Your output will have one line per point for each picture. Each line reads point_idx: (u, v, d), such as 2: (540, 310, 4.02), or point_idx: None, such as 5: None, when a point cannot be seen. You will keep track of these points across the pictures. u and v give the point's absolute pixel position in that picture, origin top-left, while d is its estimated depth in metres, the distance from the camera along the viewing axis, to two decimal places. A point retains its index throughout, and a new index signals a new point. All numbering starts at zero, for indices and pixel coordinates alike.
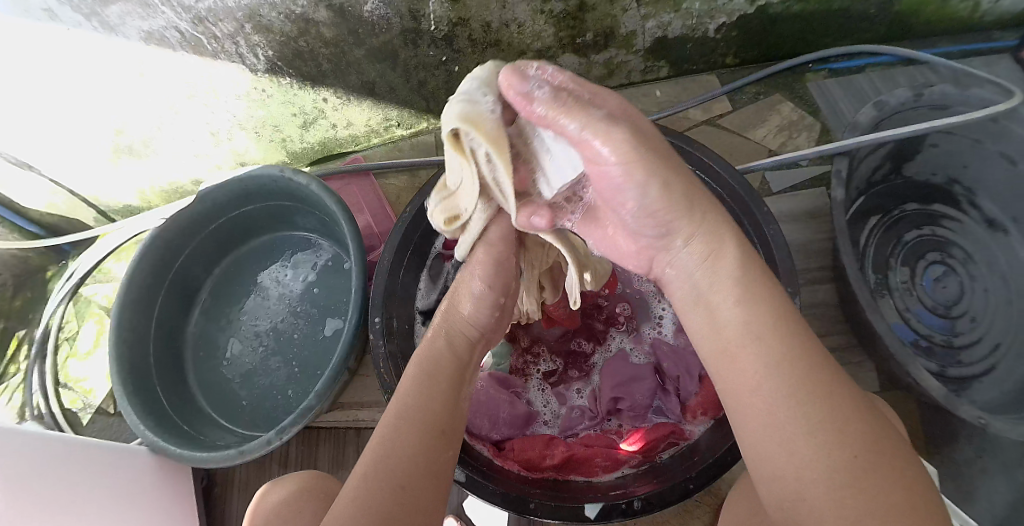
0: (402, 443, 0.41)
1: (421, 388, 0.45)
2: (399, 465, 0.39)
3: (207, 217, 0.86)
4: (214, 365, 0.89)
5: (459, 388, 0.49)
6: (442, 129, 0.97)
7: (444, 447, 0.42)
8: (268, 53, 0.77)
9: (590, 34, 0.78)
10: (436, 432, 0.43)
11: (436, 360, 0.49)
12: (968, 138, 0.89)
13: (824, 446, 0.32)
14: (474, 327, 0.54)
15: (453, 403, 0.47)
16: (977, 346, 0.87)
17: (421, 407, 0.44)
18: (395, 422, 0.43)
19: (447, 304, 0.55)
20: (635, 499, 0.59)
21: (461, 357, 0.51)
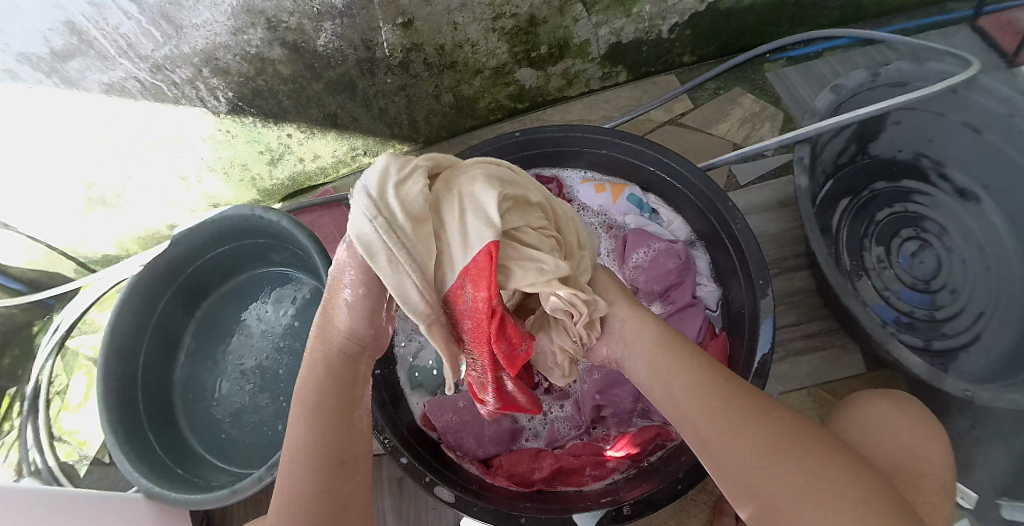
0: (298, 494, 0.39)
1: (297, 430, 0.42)
2: (298, 514, 0.38)
3: (183, 260, 0.87)
4: (203, 407, 0.89)
5: (352, 412, 0.46)
6: (409, 153, 0.98)
7: (348, 476, 0.41)
8: (229, 95, 0.77)
9: (544, 48, 0.79)
10: (335, 464, 0.41)
11: (317, 383, 0.46)
12: (931, 112, 0.90)
13: (756, 445, 0.39)
14: (352, 340, 0.48)
15: (348, 426, 0.44)
16: (959, 317, 0.87)
17: (319, 443, 0.42)
18: (290, 470, 0.40)
19: (320, 320, 0.49)
20: (625, 505, 0.59)
21: (347, 375, 0.47)
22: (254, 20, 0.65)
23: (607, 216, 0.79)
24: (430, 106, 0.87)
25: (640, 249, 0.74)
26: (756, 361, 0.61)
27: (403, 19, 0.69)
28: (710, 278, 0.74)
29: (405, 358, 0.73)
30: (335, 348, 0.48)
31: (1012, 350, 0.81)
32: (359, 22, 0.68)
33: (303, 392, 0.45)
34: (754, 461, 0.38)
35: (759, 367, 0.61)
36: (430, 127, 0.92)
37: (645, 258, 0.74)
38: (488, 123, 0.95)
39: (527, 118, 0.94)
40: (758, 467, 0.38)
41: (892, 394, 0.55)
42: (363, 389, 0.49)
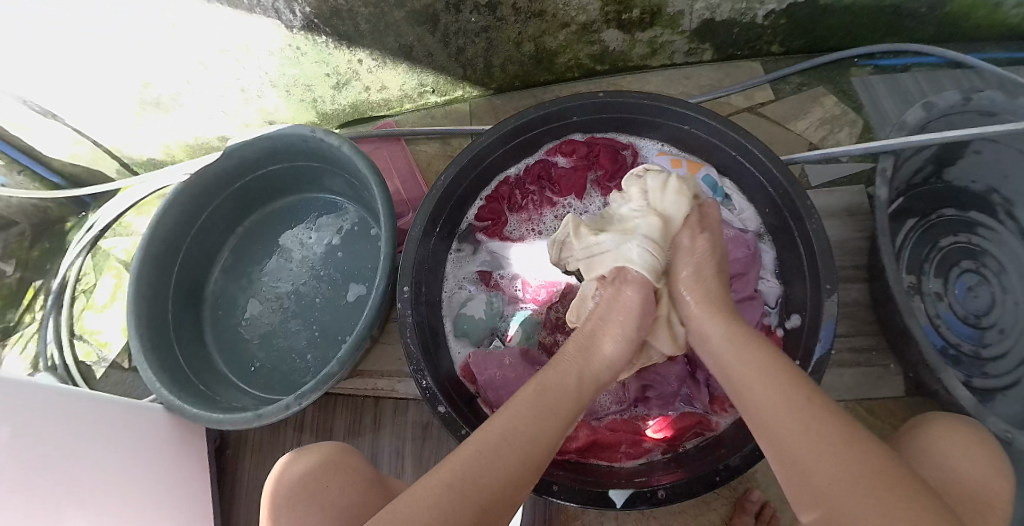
0: (500, 468, 0.41)
1: (523, 420, 0.44)
2: (489, 492, 0.40)
3: (231, 176, 0.85)
4: (232, 324, 0.89)
5: (568, 426, 0.47)
6: (477, 98, 0.94)
7: (536, 484, 0.43)
8: (305, 10, 0.75)
9: (636, 12, 0.76)
10: (535, 469, 0.43)
11: (555, 399, 0.47)
12: (1014, 148, 0.84)
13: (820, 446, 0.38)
14: (607, 370, 0.52)
15: (560, 440, 0.46)
16: (1006, 358, 0.85)
17: (535, 440, 0.44)
18: (500, 442, 0.43)
19: (582, 331, 0.55)
20: (660, 488, 0.57)
21: (584, 401, 0.49)
22: None
23: None
24: (509, 53, 0.84)
25: None
26: (811, 363, 0.60)
27: None
28: (772, 274, 0.72)
29: (451, 305, 0.71)
30: (593, 368, 0.51)
31: None
32: None
33: (549, 386, 0.48)
34: (817, 463, 0.37)
35: (814, 369, 0.59)
36: (504, 74, 0.89)
37: None
38: (562, 81, 0.92)
39: (605, 81, 0.91)
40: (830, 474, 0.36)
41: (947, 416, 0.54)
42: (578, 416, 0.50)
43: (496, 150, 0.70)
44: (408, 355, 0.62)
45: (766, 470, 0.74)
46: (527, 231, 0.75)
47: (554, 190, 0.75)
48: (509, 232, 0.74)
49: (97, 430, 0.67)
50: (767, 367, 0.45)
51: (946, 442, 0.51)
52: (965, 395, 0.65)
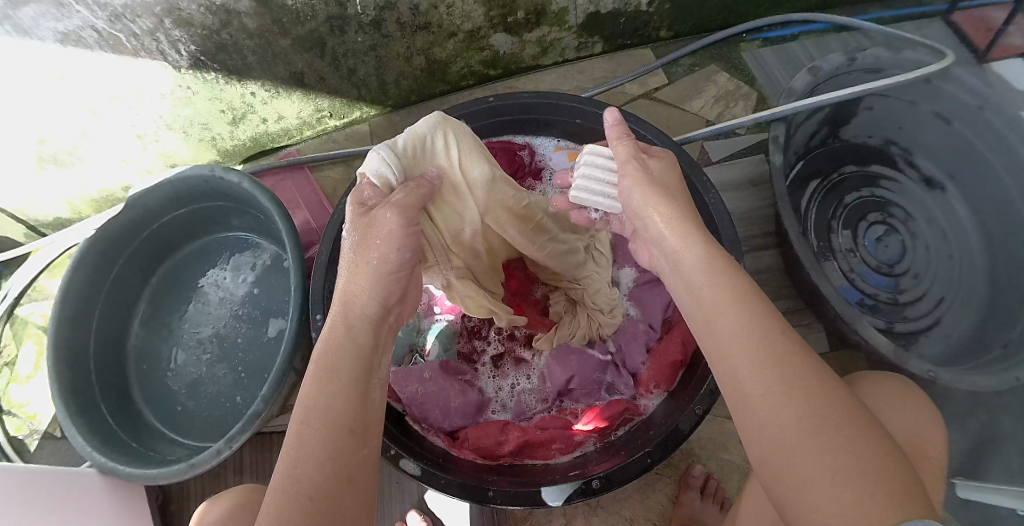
0: (308, 448, 0.35)
1: (319, 394, 0.38)
2: (307, 477, 0.34)
3: (136, 225, 0.83)
4: (158, 377, 0.86)
5: (368, 376, 0.41)
6: (376, 117, 0.95)
7: (361, 444, 0.37)
8: (191, 48, 0.73)
9: (520, 13, 0.77)
10: (348, 430, 0.37)
11: (338, 354, 0.41)
12: (903, 100, 0.90)
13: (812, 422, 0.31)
14: (377, 302, 0.45)
15: (365, 394, 0.40)
16: (921, 301, 0.89)
17: (330, 407, 0.37)
18: (301, 427, 0.37)
19: (345, 283, 0.45)
20: (593, 479, 0.58)
21: (372, 340, 0.43)
22: None
23: None
24: (400, 68, 0.84)
25: None
26: None
27: None
28: None
29: None
30: (358, 309, 0.44)
31: (971, 334, 0.85)
32: None
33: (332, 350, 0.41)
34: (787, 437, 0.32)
35: None
36: (399, 91, 0.90)
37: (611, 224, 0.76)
38: (458, 89, 0.93)
39: (499, 84, 0.92)
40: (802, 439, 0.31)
41: (902, 380, 0.55)
42: (381, 360, 0.44)
43: None
44: None
45: (704, 444, 0.75)
46: None
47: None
48: None
49: (24, 509, 0.64)
50: (733, 312, 0.38)
51: (907, 406, 0.52)
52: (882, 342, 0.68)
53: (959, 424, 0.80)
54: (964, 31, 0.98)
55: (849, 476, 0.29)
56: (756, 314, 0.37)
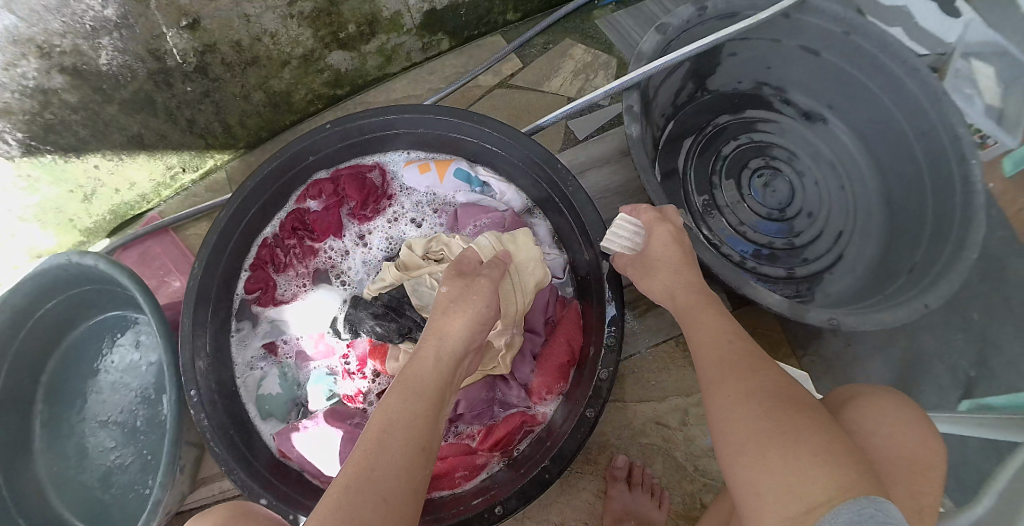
0: (393, 454, 0.39)
1: (399, 413, 0.42)
2: (381, 482, 0.37)
3: (10, 329, 0.77)
4: (75, 478, 0.82)
5: (443, 408, 0.45)
6: (232, 162, 0.92)
7: (427, 462, 0.41)
8: (18, 136, 0.68)
9: (351, 26, 0.75)
10: (422, 448, 0.41)
11: (416, 386, 0.44)
12: (767, 40, 0.88)
13: (767, 415, 0.37)
14: (465, 343, 0.49)
15: (435, 424, 0.43)
16: (820, 238, 0.90)
17: (411, 424, 0.41)
18: (382, 435, 0.40)
19: (437, 322, 0.50)
20: (496, 505, 0.57)
21: (450, 371, 0.47)
22: (24, 49, 0.58)
23: (436, 196, 0.75)
24: (241, 108, 0.82)
25: (467, 220, 0.71)
26: (607, 329, 0.61)
27: (187, 20, 0.64)
28: (552, 246, 0.72)
29: (249, 390, 0.68)
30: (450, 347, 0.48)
31: (873, 261, 0.85)
32: (140, 32, 0.63)
33: (412, 377, 0.45)
34: (737, 433, 0.38)
35: (611, 336, 0.61)
36: (247, 130, 0.87)
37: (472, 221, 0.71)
38: (309, 115, 0.90)
39: (349, 104, 0.90)
40: (754, 433, 0.37)
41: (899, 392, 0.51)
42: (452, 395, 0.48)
43: (248, 211, 0.67)
44: (217, 460, 0.58)
45: (619, 428, 0.75)
46: (299, 286, 0.72)
47: (312, 236, 0.73)
48: (281, 295, 0.72)
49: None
50: (719, 345, 0.45)
51: (909, 418, 0.47)
52: (773, 300, 0.69)
53: (881, 355, 0.81)
54: None
55: (779, 443, 0.35)
56: (737, 338, 0.46)
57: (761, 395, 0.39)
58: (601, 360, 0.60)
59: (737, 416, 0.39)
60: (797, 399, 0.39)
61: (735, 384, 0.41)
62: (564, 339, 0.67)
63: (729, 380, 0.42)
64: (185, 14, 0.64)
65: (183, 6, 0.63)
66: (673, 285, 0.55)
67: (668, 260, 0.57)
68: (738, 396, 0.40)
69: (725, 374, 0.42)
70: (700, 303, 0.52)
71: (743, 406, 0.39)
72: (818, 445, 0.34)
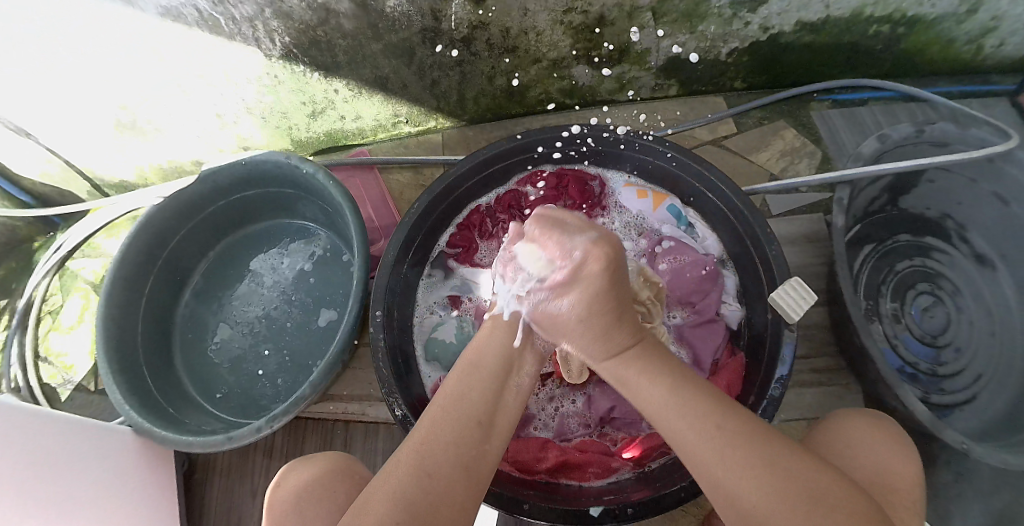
0: (445, 434, 0.43)
1: (463, 391, 0.47)
2: (437, 459, 0.41)
3: (206, 198, 0.86)
4: (201, 350, 0.88)
5: (503, 384, 0.49)
6: (449, 129, 0.98)
7: (484, 438, 0.44)
8: (285, 40, 0.76)
9: (605, 49, 0.81)
10: (476, 423, 0.45)
11: (477, 362, 0.49)
12: (964, 177, 0.91)
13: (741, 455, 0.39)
14: (509, 339, 0.52)
15: (495, 397, 0.48)
16: (960, 375, 0.88)
17: (463, 399, 0.46)
18: (439, 412, 0.45)
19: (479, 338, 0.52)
20: (628, 506, 0.58)
21: (506, 357, 0.51)
22: None
23: (644, 222, 0.80)
24: (481, 86, 0.88)
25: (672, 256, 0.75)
26: (777, 383, 0.61)
27: None
28: (734, 298, 0.75)
29: (423, 330, 0.74)
30: (506, 333, 0.52)
31: (1007, 413, 0.84)
32: None
33: (477, 363, 0.49)
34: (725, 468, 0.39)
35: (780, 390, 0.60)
36: (477, 107, 0.93)
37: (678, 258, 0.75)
38: (533, 113, 0.97)
39: (573, 114, 0.96)
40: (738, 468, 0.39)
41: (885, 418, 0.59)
42: (521, 374, 0.52)
43: (468, 178, 0.72)
44: (379, 379, 0.62)
45: None
46: (498, 257, 0.78)
47: (524, 219, 0.78)
48: (479, 259, 0.78)
49: (48, 446, 0.64)
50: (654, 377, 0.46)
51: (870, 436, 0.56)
52: (920, 410, 0.68)
53: (984, 503, 0.79)
54: None
55: (757, 473, 0.38)
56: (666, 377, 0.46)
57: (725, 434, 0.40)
58: (761, 407, 0.60)
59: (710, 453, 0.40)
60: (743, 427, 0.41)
61: (693, 429, 0.41)
62: (724, 381, 0.67)
63: (685, 417, 0.42)
64: None
65: None
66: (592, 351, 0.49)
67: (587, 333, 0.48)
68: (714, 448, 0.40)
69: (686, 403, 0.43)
70: (615, 362, 0.48)
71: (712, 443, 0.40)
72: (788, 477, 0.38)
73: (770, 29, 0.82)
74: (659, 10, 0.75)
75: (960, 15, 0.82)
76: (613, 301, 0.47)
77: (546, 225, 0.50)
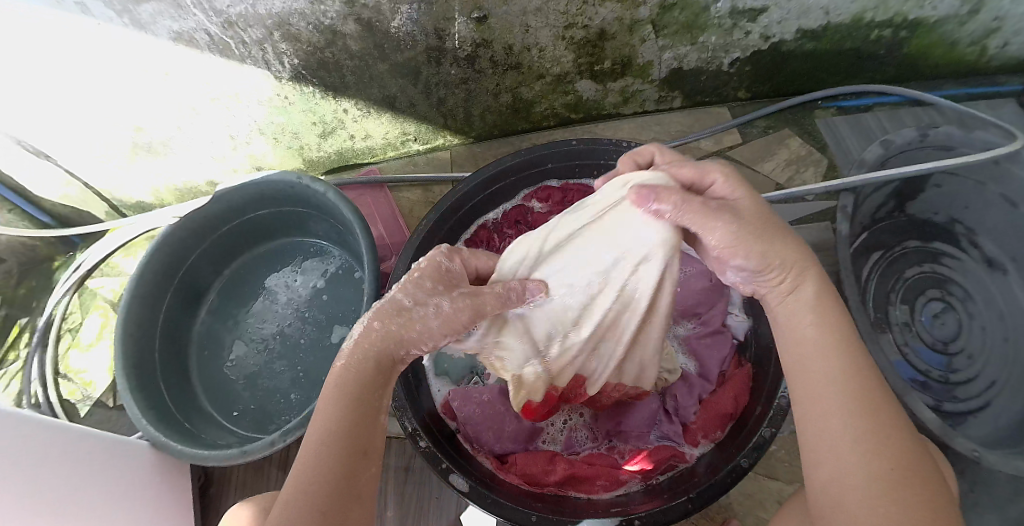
0: (320, 465, 0.38)
1: (335, 419, 0.41)
2: (308, 501, 0.37)
3: (220, 218, 0.88)
4: (218, 366, 0.90)
5: (376, 410, 0.43)
6: (457, 146, 1.00)
7: (367, 465, 0.40)
8: (294, 61, 0.78)
9: (607, 63, 0.82)
10: (357, 453, 0.40)
11: (346, 386, 0.43)
12: (971, 180, 0.91)
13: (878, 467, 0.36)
14: (377, 354, 0.45)
15: (370, 425, 0.42)
16: (972, 383, 0.88)
17: (335, 433, 0.40)
18: (309, 449, 0.40)
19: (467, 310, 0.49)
20: (634, 517, 0.58)
21: (378, 378, 0.45)
22: None
23: None
24: (487, 103, 0.89)
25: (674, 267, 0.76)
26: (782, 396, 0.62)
27: (479, 14, 0.71)
28: (741, 309, 0.75)
29: None
30: (371, 358, 0.45)
31: (1021, 420, 0.83)
32: (436, 11, 0.70)
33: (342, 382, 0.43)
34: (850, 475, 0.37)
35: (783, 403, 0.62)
36: (484, 124, 0.95)
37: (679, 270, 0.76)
38: (539, 128, 0.98)
39: (579, 128, 0.97)
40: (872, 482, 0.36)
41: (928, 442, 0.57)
42: (395, 389, 0.47)
43: (479, 193, 0.74)
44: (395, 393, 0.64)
45: (743, 498, 0.76)
46: None
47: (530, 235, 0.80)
48: None
49: (71, 467, 0.66)
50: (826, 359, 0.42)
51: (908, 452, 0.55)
52: (931, 418, 0.68)
53: (1001, 512, 0.78)
54: None
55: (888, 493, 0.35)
56: (841, 351, 0.42)
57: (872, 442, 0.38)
58: (767, 417, 0.62)
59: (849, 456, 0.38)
60: (896, 443, 0.38)
61: (848, 428, 0.38)
62: (730, 394, 0.68)
63: (826, 401, 0.40)
64: (480, 8, 0.70)
65: (481, 1, 0.69)
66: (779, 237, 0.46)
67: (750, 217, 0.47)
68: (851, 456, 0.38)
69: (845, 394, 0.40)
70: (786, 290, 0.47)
71: (834, 431, 0.39)
72: (913, 507, 0.34)
73: (771, 38, 0.83)
74: (660, 22, 0.76)
75: (963, 16, 0.82)
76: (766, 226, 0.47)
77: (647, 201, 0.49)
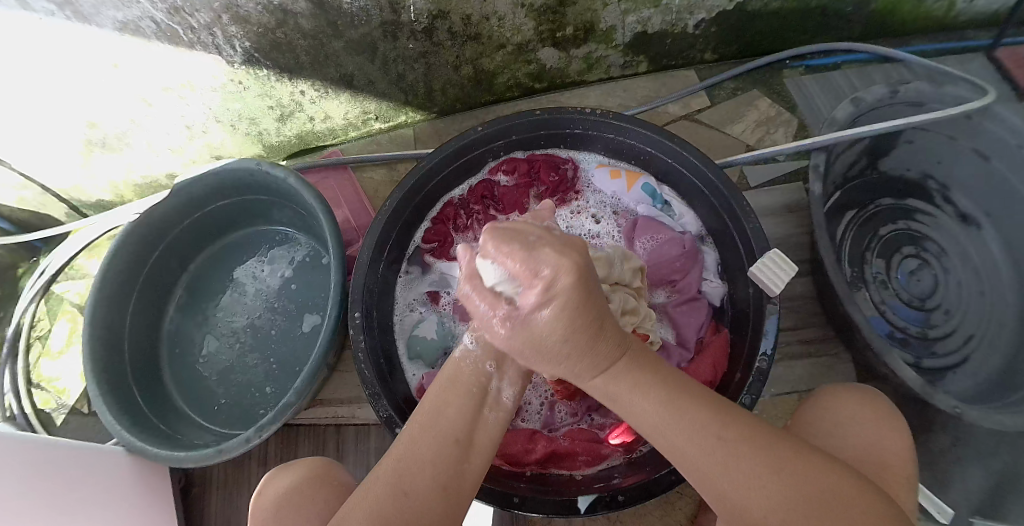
0: (421, 451, 0.42)
1: (442, 408, 0.46)
2: (418, 477, 0.41)
3: (181, 213, 0.85)
4: (190, 363, 0.88)
5: (483, 402, 0.48)
6: (421, 123, 0.97)
7: (462, 456, 0.43)
8: (245, 45, 0.75)
9: (569, 29, 0.80)
10: (454, 441, 0.44)
11: (458, 374, 0.48)
12: (943, 135, 0.90)
13: (781, 492, 0.37)
14: (485, 355, 0.50)
15: (475, 418, 0.46)
16: (951, 337, 0.88)
17: (443, 417, 0.45)
18: (415, 431, 0.44)
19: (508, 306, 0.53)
20: (618, 493, 0.57)
21: (496, 363, 0.50)
22: None
23: (621, 203, 0.81)
24: (448, 76, 0.87)
25: (649, 235, 0.76)
26: (759, 360, 0.60)
27: None
28: (715, 274, 0.74)
29: (404, 329, 0.74)
30: (470, 369, 0.49)
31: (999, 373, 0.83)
32: None
33: (453, 381, 0.48)
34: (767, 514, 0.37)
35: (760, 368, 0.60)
36: (445, 99, 0.92)
37: (653, 239, 0.76)
38: (503, 100, 0.96)
39: (544, 98, 0.95)
40: (779, 512, 0.37)
41: (875, 392, 0.58)
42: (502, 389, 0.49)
43: (442, 169, 0.72)
44: (363, 381, 0.61)
45: None
46: (474, 249, 0.78)
47: (499, 209, 0.79)
48: (455, 252, 0.78)
49: (49, 482, 0.64)
50: (655, 405, 0.40)
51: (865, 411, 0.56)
52: (910, 375, 0.68)
53: (982, 463, 0.78)
54: (1008, 67, 0.92)
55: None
56: (667, 394, 0.41)
57: (778, 479, 0.38)
58: (747, 384, 0.59)
59: (746, 496, 0.38)
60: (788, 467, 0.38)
61: (727, 468, 0.38)
62: (710, 359, 0.66)
63: (682, 434, 0.39)
64: None
65: None
66: (575, 371, 0.41)
67: (559, 345, 0.39)
68: (758, 494, 0.37)
69: (694, 435, 0.39)
70: (608, 345, 0.45)
71: (721, 463, 0.38)
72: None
73: None
74: None
75: None
76: (589, 306, 0.38)
77: (498, 236, 0.40)
